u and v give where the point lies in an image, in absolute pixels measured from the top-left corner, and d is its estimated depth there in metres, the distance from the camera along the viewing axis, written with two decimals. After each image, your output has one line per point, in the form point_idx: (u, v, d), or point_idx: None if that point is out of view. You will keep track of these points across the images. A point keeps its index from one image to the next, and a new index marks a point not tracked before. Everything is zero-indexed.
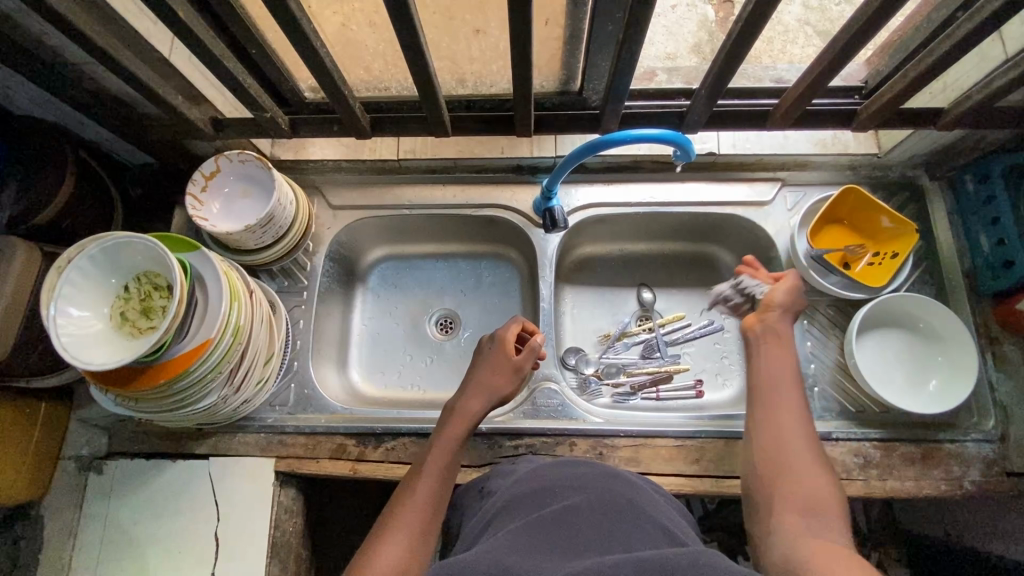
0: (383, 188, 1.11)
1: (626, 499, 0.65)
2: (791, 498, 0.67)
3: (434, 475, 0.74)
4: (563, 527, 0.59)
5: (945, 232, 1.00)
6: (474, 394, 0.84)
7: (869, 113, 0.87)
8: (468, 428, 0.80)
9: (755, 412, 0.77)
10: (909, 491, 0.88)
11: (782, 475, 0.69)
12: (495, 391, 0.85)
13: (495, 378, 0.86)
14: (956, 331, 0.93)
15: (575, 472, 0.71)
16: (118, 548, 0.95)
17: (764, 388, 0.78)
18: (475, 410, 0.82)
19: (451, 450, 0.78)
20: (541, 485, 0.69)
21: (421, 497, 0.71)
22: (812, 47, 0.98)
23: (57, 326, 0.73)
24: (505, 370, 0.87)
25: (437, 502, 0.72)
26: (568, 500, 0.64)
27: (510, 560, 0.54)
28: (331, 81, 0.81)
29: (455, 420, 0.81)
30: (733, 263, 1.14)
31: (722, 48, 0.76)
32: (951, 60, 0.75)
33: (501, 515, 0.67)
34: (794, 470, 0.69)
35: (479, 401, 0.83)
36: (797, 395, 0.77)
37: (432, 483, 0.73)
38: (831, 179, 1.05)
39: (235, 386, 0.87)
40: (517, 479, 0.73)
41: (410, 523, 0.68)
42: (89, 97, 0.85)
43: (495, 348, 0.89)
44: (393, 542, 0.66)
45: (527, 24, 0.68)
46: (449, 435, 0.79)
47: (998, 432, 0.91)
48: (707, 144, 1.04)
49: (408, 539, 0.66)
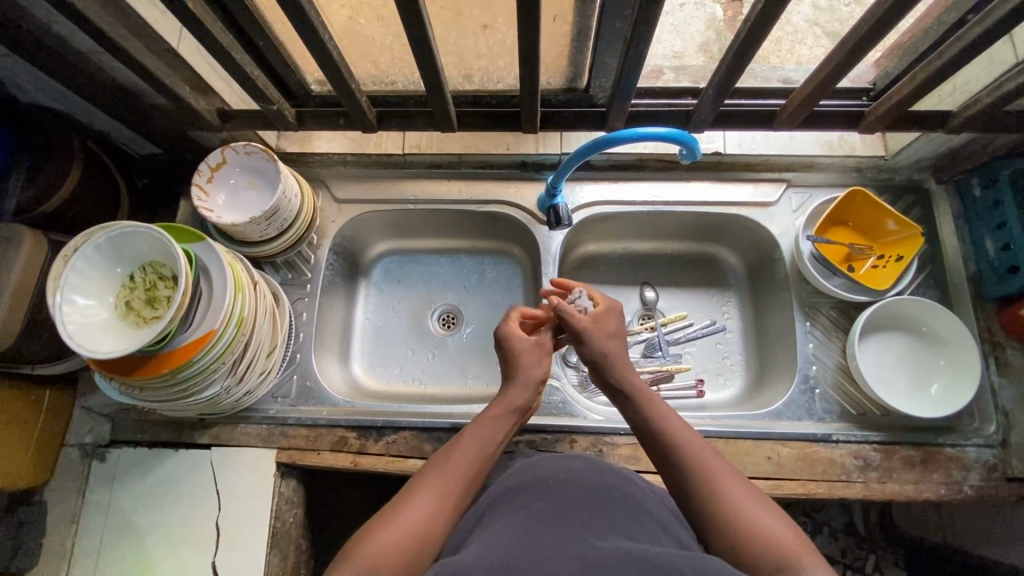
0: (388, 182, 1.11)
1: (621, 493, 0.66)
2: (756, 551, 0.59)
3: (472, 450, 0.71)
4: (562, 517, 0.60)
5: (950, 237, 1.00)
6: (514, 381, 0.79)
7: (875, 115, 0.87)
8: (510, 409, 0.76)
9: (673, 477, 0.69)
10: (908, 495, 0.88)
11: (735, 524, 0.62)
12: (535, 375, 0.80)
13: (532, 362, 0.81)
14: (959, 335, 0.92)
15: (571, 466, 0.71)
16: (121, 535, 0.95)
17: (660, 441, 0.71)
18: (517, 393, 0.78)
19: (494, 429, 0.74)
20: (539, 476, 0.69)
21: (453, 466, 0.69)
22: (821, 48, 0.98)
23: (63, 314, 0.73)
24: (541, 351, 0.82)
25: (471, 477, 0.69)
26: (565, 490, 0.65)
27: (511, 548, 0.54)
28: (337, 74, 0.81)
29: (495, 404, 0.77)
30: (736, 264, 1.14)
31: (731, 47, 0.76)
32: (960, 62, 0.75)
33: (496, 505, 0.67)
34: (746, 522, 0.61)
35: (519, 388, 0.79)
36: (691, 432, 0.71)
37: (467, 457, 0.70)
38: (836, 182, 1.05)
39: (238, 377, 0.88)
40: (519, 467, 0.74)
41: (437, 489, 0.66)
42: (95, 86, 0.85)
43: (514, 332, 0.84)
44: (423, 503, 0.64)
45: (535, 18, 0.68)
46: (483, 419, 0.75)
47: (999, 437, 0.91)
48: (713, 144, 1.03)
49: (437, 501, 0.65)
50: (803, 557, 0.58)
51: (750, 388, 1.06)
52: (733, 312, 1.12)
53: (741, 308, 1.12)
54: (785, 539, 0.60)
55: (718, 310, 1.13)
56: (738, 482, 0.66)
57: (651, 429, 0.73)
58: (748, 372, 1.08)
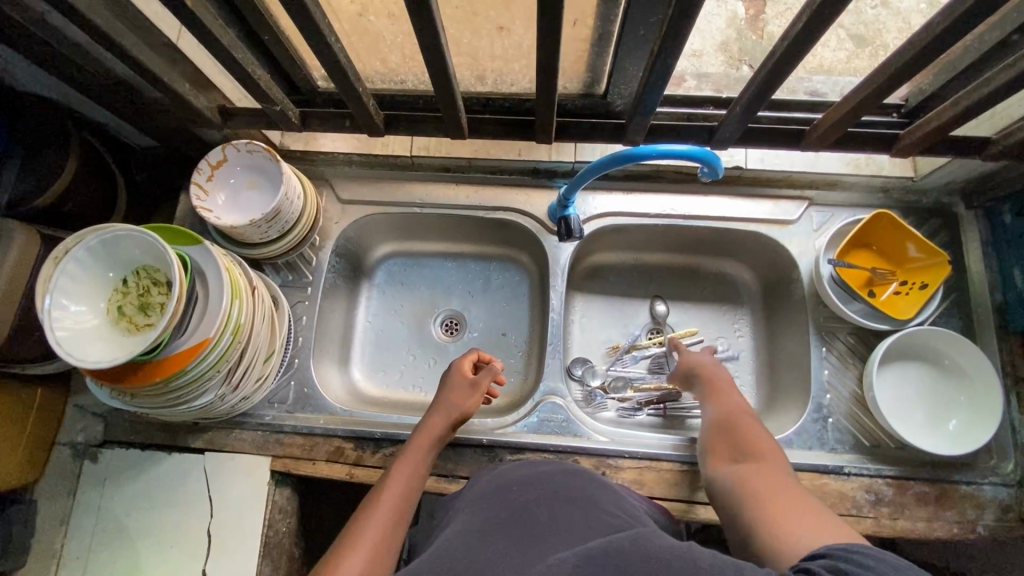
0: (394, 184, 1.08)
1: (590, 495, 0.68)
2: (741, 455, 0.72)
3: (403, 478, 0.78)
4: (527, 520, 0.61)
5: (977, 265, 0.96)
6: (438, 411, 0.86)
7: (911, 139, 0.82)
8: (432, 443, 0.83)
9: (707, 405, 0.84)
10: (920, 532, 0.86)
11: (740, 437, 0.75)
12: (458, 411, 0.87)
13: (460, 398, 0.88)
14: (982, 368, 0.89)
15: (542, 472, 0.73)
16: (111, 538, 0.94)
17: (711, 387, 0.86)
18: (440, 427, 0.85)
19: (420, 459, 0.81)
20: (513, 482, 0.71)
21: (387, 498, 0.74)
22: (845, 51, 0.94)
23: (52, 319, 0.71)
24: (468, 390, 0.89)
25: (402, 508, 0.74)
26: (535, 497, 0.66)
27: (470, 557, 0.56)
28: (343, 75, 0.76)
29: (419, 435, 0.84)
30: (750, 280, 1.10)
31: (764, 66, 0.72)
32: (1009, 91, 0.69)
33: (472, 510, 0.69)
34: (747, 439, 0.74)
35: (441, 419, 0.86)
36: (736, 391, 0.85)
37: (401, 485, 0.76)
38: (859, 202, 1.01)
39: (233, 385, 0.85)
40: (490, 477, 0.76)
41: (376, 527, 0.70)
42: (90, 79, 0.81)
43: (458, 368, 0.92)
44: (360, 542, 0.67)
45: (556, 27, 0.64)
46: (409, 451, 0.82)
47: (1017, 476, 0.88)
48: (734, 158, 0.99)
49: (376, 540, 0.68)
50: (774, 463, 0.69)
51: (760, 411, 1.03)
52: (746, 330, 1.09)
53: (754, 327, 1.09)
54: (767, 450, 0.71)
55: (729, 327, 1.10)
56: (747, 410, 0.80)
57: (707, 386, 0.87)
58: (759, 393, 1.05)
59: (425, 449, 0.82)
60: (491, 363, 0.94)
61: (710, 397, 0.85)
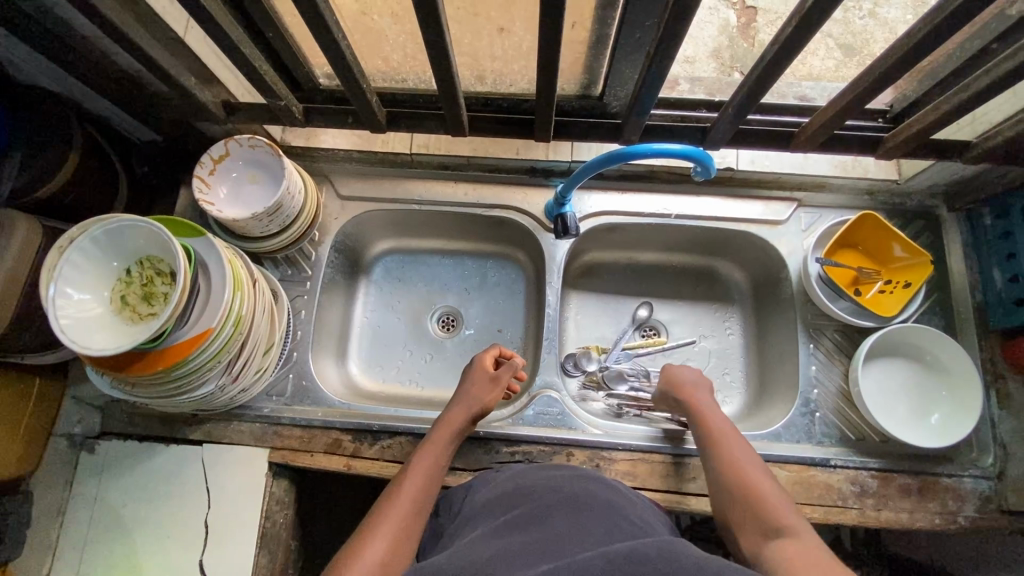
0: (394, 181, 1.10)
1: (589, 492, 0.70)
2: (753, 507, 0.72)
3: (420, 478, 0.79)
4: (539, 525, 0.63)
5: (958, 265, 0.99)
6: (458, 404, 0.88)
7: (894, 141, 0.85)
8: (450, 441, 0.85)
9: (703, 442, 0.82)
10: (903, 522, 0.88)
11: (749, 482, 0.74)
12: (478, 403, 0.88)
13: (479, 392, 0.90)
14: (965, 369, 0.92)
15: (555, 477, 0.75)
16: (107, 528, 0.94)
17: (703, 420, 0.85)
18: (459, 421, 0.87)
19: (442, 451, 0.83)
20: (522, 486, 0.73)
21: (405, 492, 0.77)
22: (833, 60, 0.98)
23: (56, 307, 0.71)
24: (488, 385, 0.91)
25: (420, 502, 0.76)
26: (545, 499, 0.68)
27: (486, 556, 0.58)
28: (349, 71, 0.78)
29: (440, 427, 0.86)
30: (741, 280, 1.13)
31: (756, 68, 0.74)
32: (986, 96, 0.73)
33: (482, 513, 0.71)
34: (754, 487, 0.73)
35: (461, 411, 0.88)
36: (728, 422, 0.84)
37: (419, 482, 0.78)
38: (845, 203, 1.04)
39: (233, 376, 0.86)
40: (500, 480, 0.78)
41: (395, 520, 0.72)
42: (94, 70, 0.82)
43: (479, 363, 0.94)
44: (377, 538, 0.70)
45: (556, 29, 0.66)
46: (431, 442, 0.84)
47: (996, 469, 0.91)
48: (726, 159, 1.02)
49: (392, 535, 0.71)
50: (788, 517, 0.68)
51: (749, 406, 1.05)
52: (736, 328, 1.12)
53: (744, 324, 1.12)
54: (777, 502, 0.71)
55: (721, 325, 1.12)
56: (746, 450, 0.79)
57: (696, 419, 0.85)
58: (747, 389, 1.07)
59: (444, 445, 0.84)
60: (512, 360, 0.95)
61: (704, 433, 0.83)
